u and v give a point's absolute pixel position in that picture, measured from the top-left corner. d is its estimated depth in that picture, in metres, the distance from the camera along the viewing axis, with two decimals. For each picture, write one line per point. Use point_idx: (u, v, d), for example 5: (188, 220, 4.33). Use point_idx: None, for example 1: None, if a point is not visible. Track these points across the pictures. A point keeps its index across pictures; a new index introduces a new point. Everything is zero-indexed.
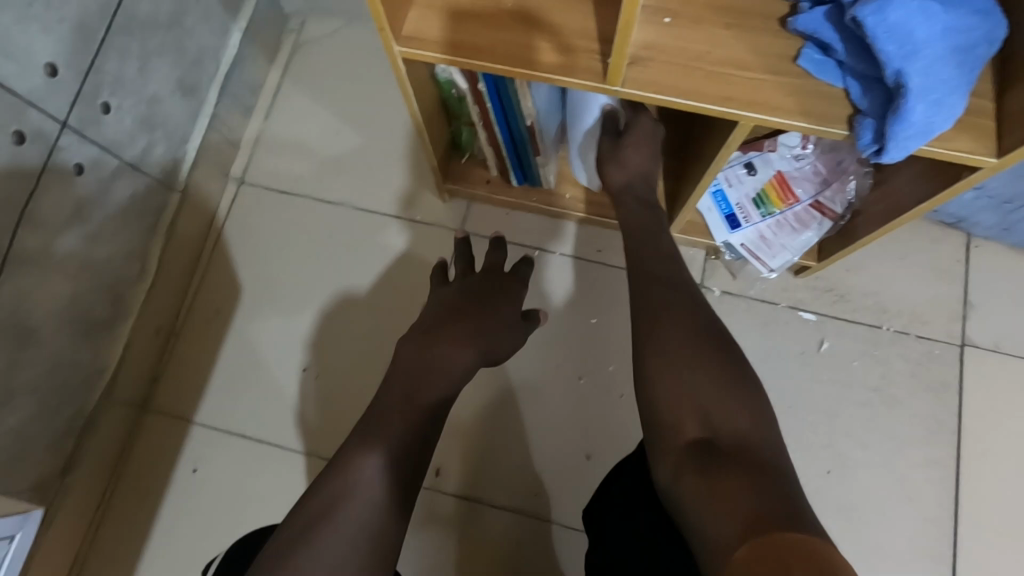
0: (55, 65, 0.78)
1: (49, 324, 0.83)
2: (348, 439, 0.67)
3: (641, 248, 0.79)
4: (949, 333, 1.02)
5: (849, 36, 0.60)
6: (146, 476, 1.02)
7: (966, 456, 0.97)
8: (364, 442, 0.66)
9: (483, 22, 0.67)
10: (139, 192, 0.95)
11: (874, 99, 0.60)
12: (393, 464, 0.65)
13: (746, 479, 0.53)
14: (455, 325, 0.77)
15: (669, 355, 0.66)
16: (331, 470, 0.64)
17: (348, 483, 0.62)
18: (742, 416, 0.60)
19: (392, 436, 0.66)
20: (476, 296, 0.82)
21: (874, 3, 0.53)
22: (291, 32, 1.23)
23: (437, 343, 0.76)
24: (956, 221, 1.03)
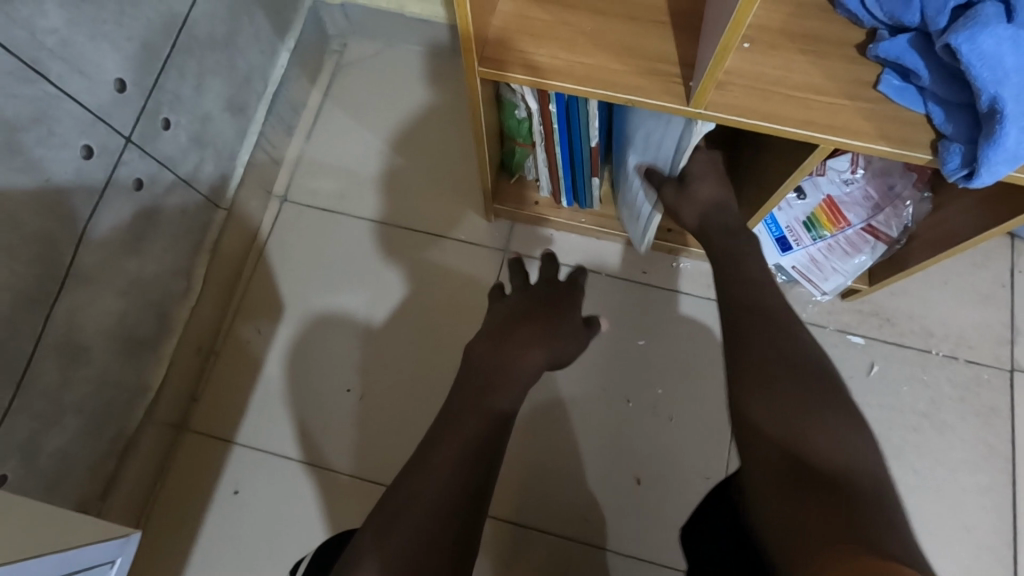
0: (123, 81, 0.77)
1: (101, 341, 0.82)
2: (417, 451, 0.66)
3: (724, 272, 0.78)
4: (997, 358, 1.02)
5: (934, 62, 0.60)
6: (184, 498, 0.99)
7: (1019, 483, 0.96)
8: (428, 455, 0.65)
9: (564, 43, 0.68)
10: (189, 208, 0.94)
11: (958, 123, 0.61)
12: (462, 476, 0.62)
13: (835, 515, 0.50)
14: (524, 330, 0.77)
15: (758, 384, 0.63)
16: (398, 487, 0.62)
17: (409, 498, 0.60)
18: (827, 440, 0.57)
19: (465, 450, 0.65)
20: (535, 307, 0.80)
21: (968, 29, 0.54)
22: (334, 52, 1.24)
23: (505, 358, 0.74)
24: None
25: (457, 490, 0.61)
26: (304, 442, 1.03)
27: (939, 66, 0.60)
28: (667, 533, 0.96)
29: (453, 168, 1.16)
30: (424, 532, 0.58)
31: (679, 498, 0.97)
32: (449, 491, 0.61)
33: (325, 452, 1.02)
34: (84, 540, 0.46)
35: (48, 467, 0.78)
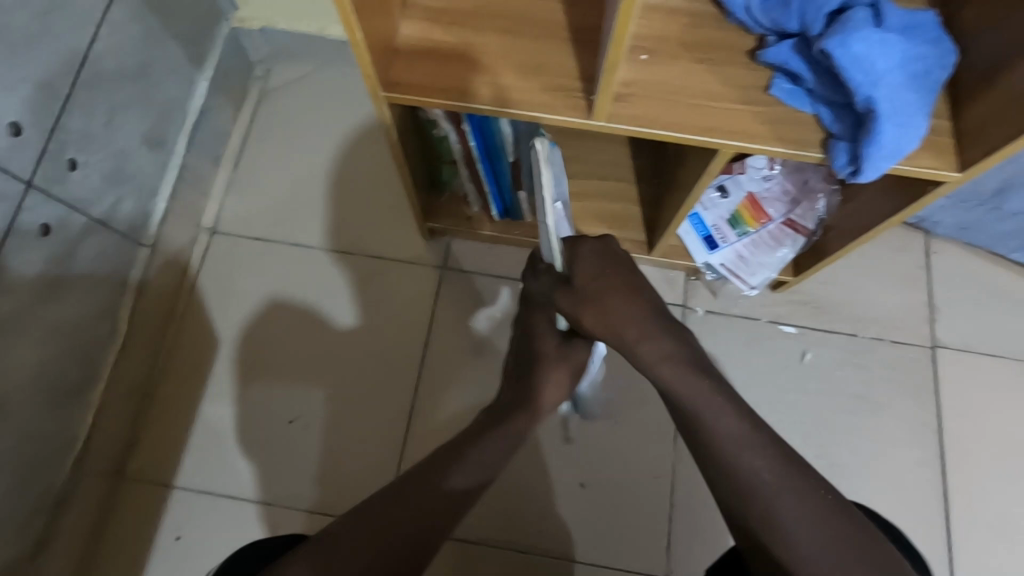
0: (18, 124, 0.75)
1: (15, 396, 0.78)
2: (428, 460, 0.66)
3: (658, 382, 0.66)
4: (920, 336, 1.07)
5: (816, 64, 0.63)
6: (124, 550, 0.96)
7: (949, 454, 1.01)
8: (438, 466, 0.65)
9: (468, 63, 0.69)
10: (107, 250, 0.91)
11: (841, 121, 0.64)
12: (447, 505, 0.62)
13: None
14: (542, 368, 0.72)
15: (761, 504, 0.57)
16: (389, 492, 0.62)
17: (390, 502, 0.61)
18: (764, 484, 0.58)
19: (470, 477, 0.64)
20: (562, 348, 0.73)
21: (839, 36, 0.57)
22: (258, 79, 1.22)
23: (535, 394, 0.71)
24: (918, 221, 1.08)
25: (439, 515, 0.61)
26: (248, 479, 1.00)
27: (821, 68, 0.63)
28: (619, 535, 0.97)
29: (386, 188, 1.16)
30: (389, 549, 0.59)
31: (629, 499, 0.98)
32: (431, 513, 0.61)
33: (271, 487, 1.00)
34: None
35: None
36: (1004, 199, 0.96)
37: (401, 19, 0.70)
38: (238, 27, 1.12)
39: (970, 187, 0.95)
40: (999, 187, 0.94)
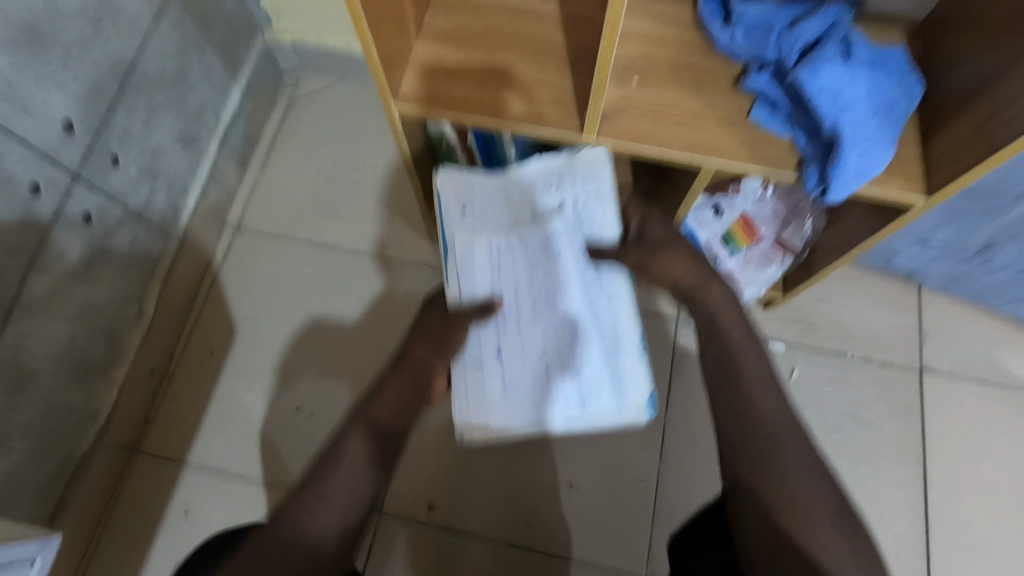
0: (70, 120, 0.83)
1: (49, 366, 0.86)
2: (349, 418, 0.68)
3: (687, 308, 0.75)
4: (908, 358, 1.10)
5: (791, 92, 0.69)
6: (136, 519, 1.02)
7: (930, 474, 1.04)
8: (358, 419, 0.67)
9: (473, 81, 0.76)
10: (140, 238, 0.99)
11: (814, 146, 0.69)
12: (384, 439, 0.65)
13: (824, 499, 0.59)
14: (429, 318, 0.75)
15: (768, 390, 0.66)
16: (327, 451, 0.64)
17: (334, 459, 0.63)
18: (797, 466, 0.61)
19: (387, 414, 0.67)
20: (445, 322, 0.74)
21: (809, 67, 0.63)
22: (287, 88, 1.31)
23: (420, 333, 0.74)
24: (910, 272, 1.10)
25: (383, 447, 0.65)
26: (255, 460, 1.06)
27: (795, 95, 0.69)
28: (603, 533, 1.01)
29: (399, 193, 1.23)
30: (353, 484, 0.61)
31: (614, 499, 1.02)
32: (372, 449, 0.64)
33: (276, 469, 1.06)
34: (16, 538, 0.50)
35: None
36: (990, 253, 0.98)
37: (416, 39, 0.78)
38: (271, 41, 1.22)
39: (957, 239, 0.97)
40: (985, 244, 0.96)
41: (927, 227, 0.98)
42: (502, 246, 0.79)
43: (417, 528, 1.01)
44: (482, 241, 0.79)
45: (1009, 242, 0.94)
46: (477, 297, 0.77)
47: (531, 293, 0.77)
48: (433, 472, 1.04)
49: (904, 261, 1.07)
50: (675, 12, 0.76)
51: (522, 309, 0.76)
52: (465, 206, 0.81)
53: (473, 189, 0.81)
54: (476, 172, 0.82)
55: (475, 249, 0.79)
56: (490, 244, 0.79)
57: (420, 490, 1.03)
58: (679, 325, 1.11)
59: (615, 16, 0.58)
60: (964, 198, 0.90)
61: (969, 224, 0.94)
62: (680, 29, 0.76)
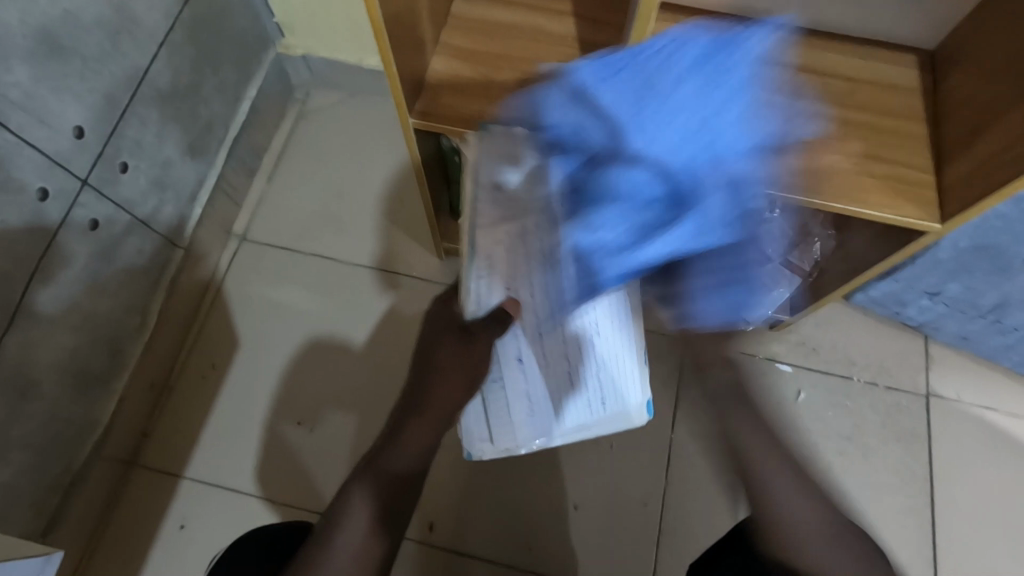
0: (82, 128, 0.82)
1: (48, 377, 0.85)
2: (358, 467, 0.73)
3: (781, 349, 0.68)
4: (915, 385, 1.10)
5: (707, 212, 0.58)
6: (130, 534, 1.00)
7: (937, 502, 1.03)
8: (368, 474, 0.71)
9: (490, 99, 0.77)
10: (145, 248, 0.98)
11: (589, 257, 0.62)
12: (393, 497, 0.70)
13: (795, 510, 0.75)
14: (443, 359, 0.75)
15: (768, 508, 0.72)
16: (337, 506, 0.69)
17: (345, 518, 0.67)
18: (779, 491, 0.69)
19: (399, 466, 0.72)
20: (460, 361, 0.75)
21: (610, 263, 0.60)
22: (297, 101, 1.31)
23: (433, 377, 0.75)
24: (920, 324, 1.08)
25: (393, 504, 0.70)
26: (253, 475, 1.04)
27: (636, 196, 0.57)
28: (608, 557, 0.99)
29: (408, 209, 1.23)
30: (368, 547, 0.66)
31: (619, 523, 1.01)
32: (383, 508, 0.69)
33: (275, 485, 1.04)
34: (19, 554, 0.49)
35: None
36: (1003, 314, 0.97)
37: (434, 55, 0.78)
38: (283, 54, 1.22)
39: (969, 297, 0.96)
40: (997, 304, 0.95)
41: (937, 281, 0.95)
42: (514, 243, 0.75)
43: (419, 549, 0.99)
44: (505, 239, 0.75)
45: (1021, 305, 0.93)
46: (492, 305, 0.77)
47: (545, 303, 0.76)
48: (436, 491, 1.02)
49: (914, 313, 1.06)
50: None
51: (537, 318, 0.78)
52: (494, 192, 0.74)
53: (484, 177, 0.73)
54: (497, 152, 0.72)
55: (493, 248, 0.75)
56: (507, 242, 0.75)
57: (422, 509, 1.01)
58: None
59: (638, 41, 0.58)
60: (976, 256, 0.87)
61: (981, 285, 0.92)
62: None
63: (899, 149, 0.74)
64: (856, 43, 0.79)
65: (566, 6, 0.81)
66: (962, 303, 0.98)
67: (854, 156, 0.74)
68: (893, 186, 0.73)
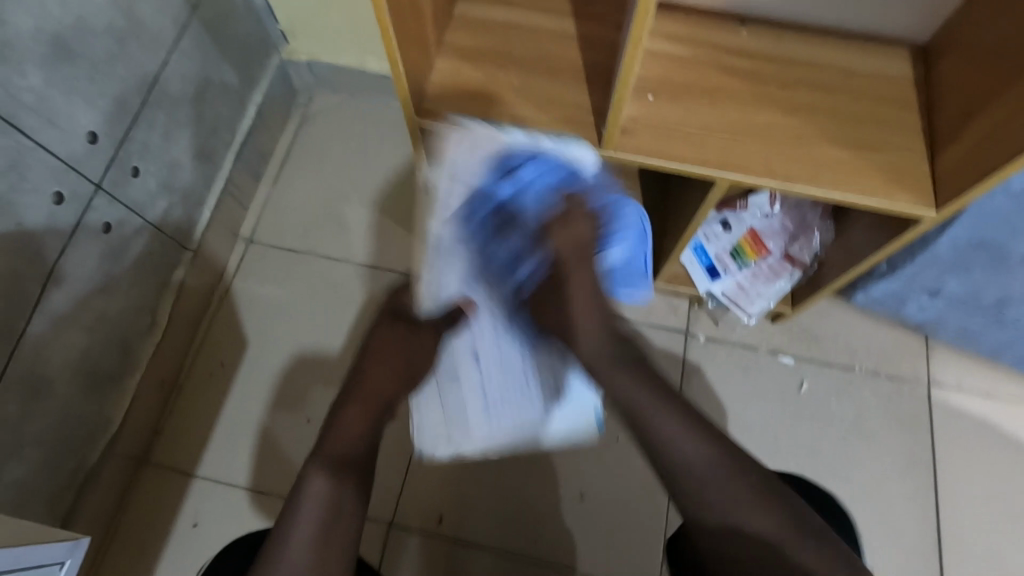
0: (95, 133, 0.85)
1: (63, 376, 0.86)
2: (308, 458, 0.68)
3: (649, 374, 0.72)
4: (915, 373, 1.11)
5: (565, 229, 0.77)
6: (143, 532, 1.02)
7: (940, 488, 1.04)
8: (317, 461, 0.67)
9: (493, 95, 0.78)
10: (155, 249, 1.00)
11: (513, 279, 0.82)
12: (350, 476, 0.67)
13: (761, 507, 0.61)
14: (382, 343, 0.78)
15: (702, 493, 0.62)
16: (293, 500, 0.64)
17: (304, 506, 0.63)
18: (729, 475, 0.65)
19: (349, 445, 0.69)
20: (401, 345, 0.78)
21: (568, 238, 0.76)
22: (300, 105, 1.33)
23: (370, 358, 0.77)
24: (921, 325, 1.08)
25: (353, 482, 0.66)
26: (262, 473, 1.05)
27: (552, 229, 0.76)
28: (615, 547, 1.00)
29: (411, 209, 1.24)
30: (332, 528, 0.62)
31: (624, 514, 1.02)
32: (339, 490, 0.65)
33: (284, 482, 1.05)
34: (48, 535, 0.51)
35: (3, 498, 0.81)
36: (1006, 309, 0.97)
37: (438, 55, 0.80)
38: (287, 59, 1.25)
39: (970, 293, 0.97)
40: (999, 299, 0.96)
41: (935, 278, 0.96)
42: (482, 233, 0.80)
43: (429, 542, 1.00)
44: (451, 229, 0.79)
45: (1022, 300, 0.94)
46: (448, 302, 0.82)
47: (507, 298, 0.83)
48: (445, 485, 1.03)
49: (915, 313, 1.06)
50: (684, 34, 0.80)
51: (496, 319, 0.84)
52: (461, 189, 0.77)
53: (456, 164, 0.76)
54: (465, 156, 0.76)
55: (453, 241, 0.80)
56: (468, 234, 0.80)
57: (429, 503, 1.02)
58: (687, 338, 1.13)
59: (638, 35, 0.60)
60: (974, 252, 0.89)
61: (980, 281, 0.93)
62: (692, 50, 0.79)
63: (895, 138, 0.76)
64: (850, 38, 0.81)
65: (566, 6, 0.83)
66: (963, 297, 0.98)
67: (851, 145, 0.75)
68: (890, 174, 0.74)
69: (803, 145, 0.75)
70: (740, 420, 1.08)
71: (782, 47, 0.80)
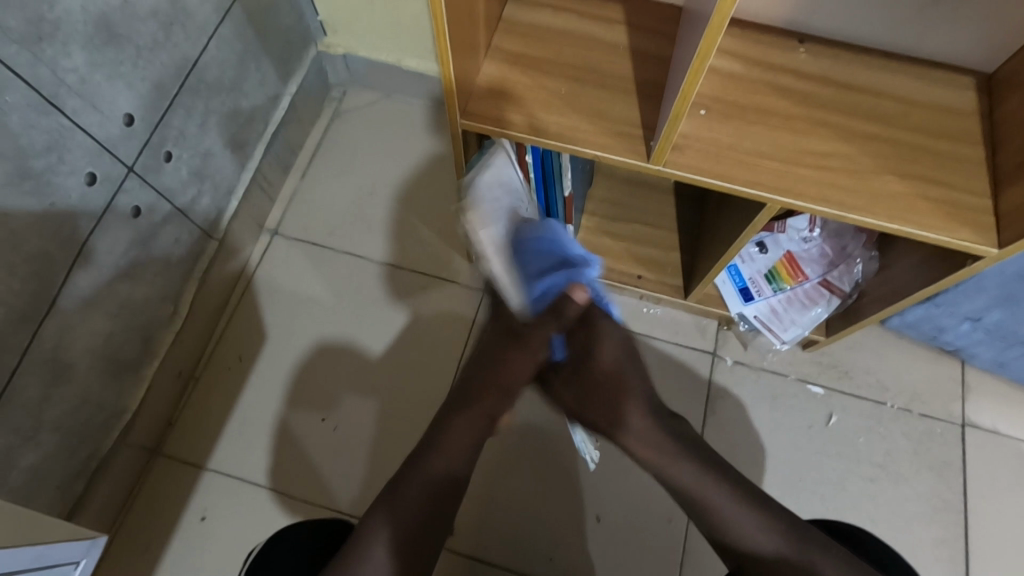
0: (131, 117, 0.83)
1: (84, 360, 0.85)
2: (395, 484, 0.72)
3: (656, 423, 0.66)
4: (950, 413, 1.07)
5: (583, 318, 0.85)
6: (151, 523, 1.00)
7: (971, 535, 1.00)
8: (405, 485, 0.71)
9: (540, 102, 0.76)
10: (183, 237, 0.99)
11: (536, 255, 0.80)
12: (409, 523, 0.69)
13: None
14: (489, 380, 0.78)
15: None
16: (354, 539, 0.67)
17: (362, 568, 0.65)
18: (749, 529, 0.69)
19: (415, 500, 0.70)
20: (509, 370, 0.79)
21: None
22: (333, 99, 1.32)
23: (473, 400, 0.78)
24: (955, 348, 1.06)
25: (411, 535, 0.68)
26: (276, 470, 1.04)
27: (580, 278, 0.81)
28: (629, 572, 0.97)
29: (439, 210, 1.22)
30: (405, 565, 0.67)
31: (643, 539, 0.99)
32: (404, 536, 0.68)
33: (296, 481, 1.03)
34: (61, 535, 0.49)
35: (17, 482, 0.80)
36: None
37: (485, 58, 0.79)
38: (324, 52, 1.23)
39: (1012, 326, 0.95)
40: None
41: (979, 307, 0.94)
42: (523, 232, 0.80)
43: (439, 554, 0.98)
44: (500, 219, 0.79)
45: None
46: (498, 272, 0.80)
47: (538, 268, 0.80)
48: None
49: (951, 338, 1.04)
50: (739, 50, 0.77)
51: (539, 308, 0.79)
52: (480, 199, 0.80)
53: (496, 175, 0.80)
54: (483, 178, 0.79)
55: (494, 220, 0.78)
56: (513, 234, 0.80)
57: None
58: (714, 361, 1.10)
59: (702, 53, 0.58)
60: (1022, 285, 0.87)
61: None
62: (745, 67, 0.77)
63: (955, 171, 0.73)
64: (911, 64, 0.79)
65: (617, 15, 0.81)
66: (1002, 331, 0.97)
67: (910, 177, 0.73)
68: (948, 209, 0.71)
69: (859, 173, 0.73)
70: (764, 450, 1.05)
71: (840, 70, 0.78)
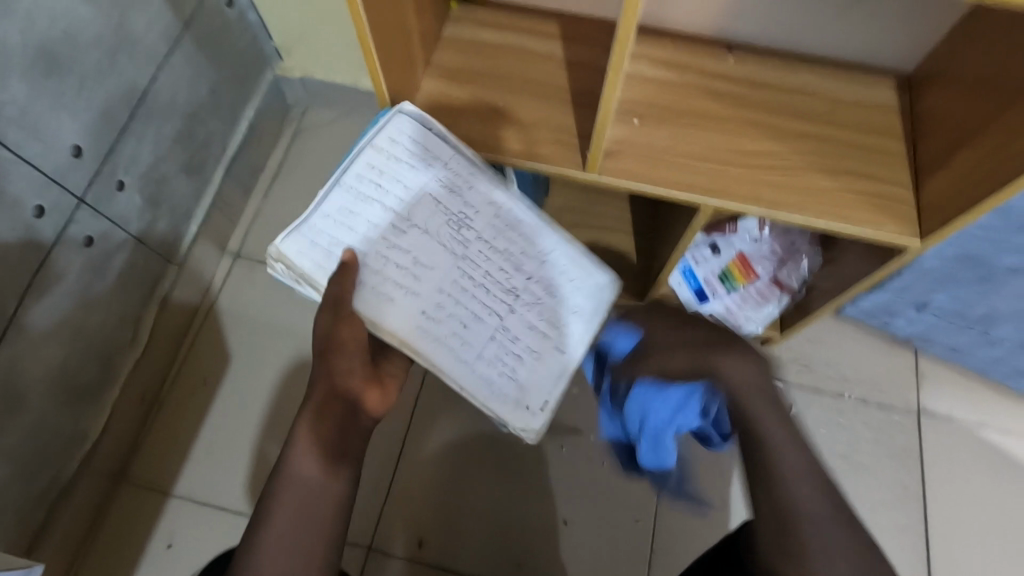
0: (80, 147, 0.84)
1: (38, 390, 0.85)
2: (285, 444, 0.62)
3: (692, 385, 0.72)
4: (906, 401, 1.10)
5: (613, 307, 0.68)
6: (116, 551, 0.99)
7: (930, 520, 1.03)
8: (294, 444, 0.62)
9: (479, 115, 0.79)
10: (139, 262, 0.99)
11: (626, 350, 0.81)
12: (321, 456, 0.61)
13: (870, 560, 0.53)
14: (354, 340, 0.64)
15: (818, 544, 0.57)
16: (270, 488, 0.61)
17: (281, 504, 0.59)
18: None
19: (318, 436, 0.62)
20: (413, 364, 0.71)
21: None
22: (293, 120, 1.33)
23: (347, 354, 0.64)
24: (910, 339, 1.09)
25: (331, 468, 0.61)
26: (241, 491, 1.04)
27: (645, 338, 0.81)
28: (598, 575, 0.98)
29: None
30: (311, 520, 0.59)
31: (609, 542, 1.00)
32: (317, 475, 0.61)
33: None
34: None
35: None
36: (991, 326, 0.98)
37: (426, 75, 0.81)
38: (281, 75, 1.25)
39: (956, 309, 0.98)
40: (987, 314, 0.97)
41: (924, 292, 0.97)
42: (433, 208, 0.70)
43: (409, 567, 0.98)
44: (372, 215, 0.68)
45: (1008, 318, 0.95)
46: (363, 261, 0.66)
47: (463, 236, 0.70)
48: (426, 508, 1.01)
49: (903, 326, 1.07)
50: (670, 58, 0.80)
51: (453, 290, 0.68)
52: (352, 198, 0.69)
53: (375, 149, 0.70)
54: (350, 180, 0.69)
55: (355, 204, 0.69)
56: (409, 201, 0.70)
57: (410, 527, 1.00)
58: None
59: (617, 62, 0.60)
60: (961, 267, 0.90)
61: (967, 296, 0.95)
62: (678, 74, 0.79)
63: (880, 166, 0.76)
64: (837, 65, 0.82)
65: (554, 29, 0.83)
66: (951, 316, 1.00)
67: (839, 173, 0.75)
68: (874, 203, 0.74)
69: (790, 171, 0.75)
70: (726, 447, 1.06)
71: (769, 73, 0.81)
